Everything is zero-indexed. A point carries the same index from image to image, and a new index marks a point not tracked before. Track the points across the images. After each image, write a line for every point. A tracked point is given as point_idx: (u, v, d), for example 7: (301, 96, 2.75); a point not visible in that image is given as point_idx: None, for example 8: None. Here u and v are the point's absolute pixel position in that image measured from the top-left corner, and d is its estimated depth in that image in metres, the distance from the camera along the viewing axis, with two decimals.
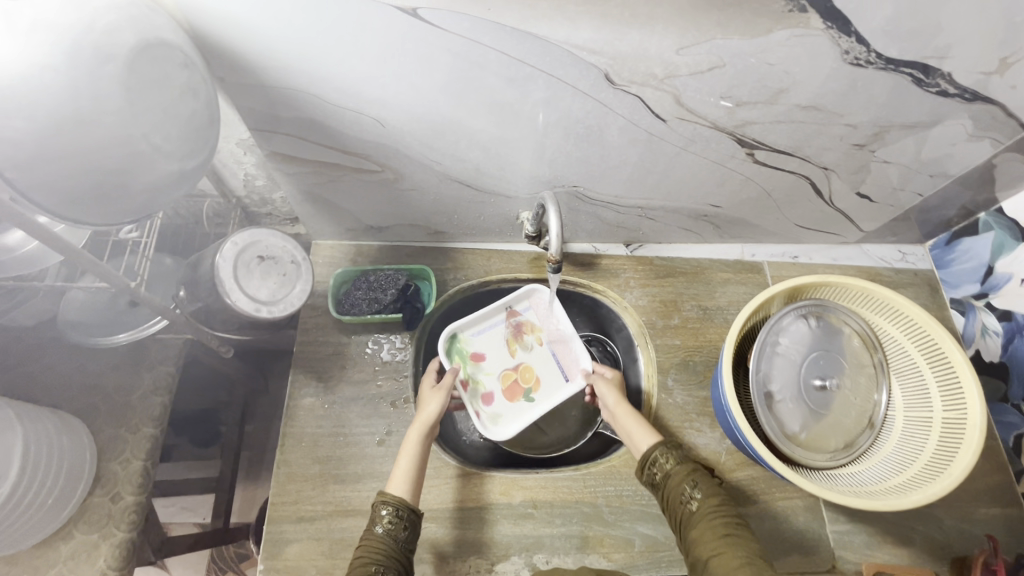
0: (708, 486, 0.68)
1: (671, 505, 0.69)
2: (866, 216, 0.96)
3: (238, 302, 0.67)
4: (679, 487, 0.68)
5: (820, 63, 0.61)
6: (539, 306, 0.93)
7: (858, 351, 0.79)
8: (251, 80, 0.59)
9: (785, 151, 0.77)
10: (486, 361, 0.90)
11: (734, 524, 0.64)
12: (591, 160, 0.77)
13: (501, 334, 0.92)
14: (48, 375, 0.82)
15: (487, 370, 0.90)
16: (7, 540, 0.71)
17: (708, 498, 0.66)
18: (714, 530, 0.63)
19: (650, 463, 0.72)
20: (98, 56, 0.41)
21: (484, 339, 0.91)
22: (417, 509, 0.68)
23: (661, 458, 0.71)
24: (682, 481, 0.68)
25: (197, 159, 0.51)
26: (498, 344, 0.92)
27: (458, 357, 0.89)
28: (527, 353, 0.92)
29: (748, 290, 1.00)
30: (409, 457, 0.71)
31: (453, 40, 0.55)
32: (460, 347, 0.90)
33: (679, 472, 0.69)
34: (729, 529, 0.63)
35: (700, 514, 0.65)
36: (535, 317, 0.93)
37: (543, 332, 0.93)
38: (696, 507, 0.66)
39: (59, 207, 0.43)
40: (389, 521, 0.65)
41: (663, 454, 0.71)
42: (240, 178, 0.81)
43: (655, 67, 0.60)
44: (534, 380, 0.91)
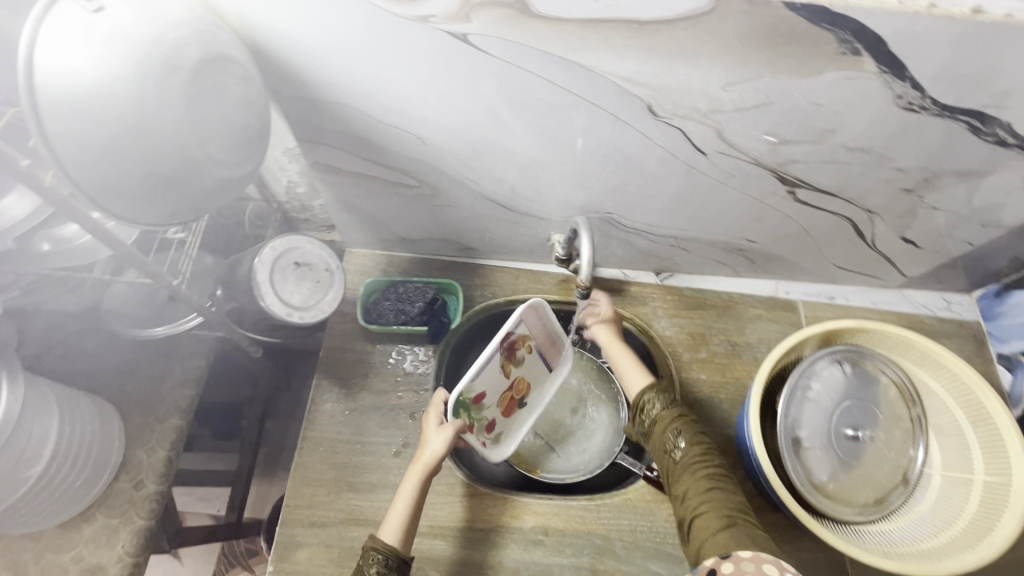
0: (693, 433, 0.71)
1: (660, 456, 0.72)
2: (910, 261, 0.93)
3: (272, 306, 0.69)
4: (665, 436, 0.72)
5: (870, 106, 0.60)
6: (532, 316, 0.82)
7: (895, 403, 0.76)
8: (303, 93, 0.61)
9: (828, 191, 0.75)
10: (487, 397, 0.80)
11: (718, 476, 0.66)
12: (627, 188, 0.76)
13: (496, 365, 0.79)
14: (87, 360, 0.85)
15: (488, 406, 0.82)
16: (35, 517, 0.73)
17: (691, 448, 0.70)
18: (696, 480, 0.66)
19: (640, 409, 0.77)
20: (166, 69, 0.43)
21: (480, 380, 0.78)
22: (406, 558, 0.67)
23: (649, 405, 0.76)
24: (666, 429, 0.72)
25: (244, 168, 0.54)
26: (497, 374, 0.80)
27: (462, 411, 0.77)
28: (520, 368, 0.84)
29: (780, 328, 0.97)
30: (406, 500, 0.70)
31: (500, 67, 0.56)
32: (461, 399, 0.77)
33: (666, 418, 0.74)
34: (711, 480, 0.65)
35: (685, 462, 0.68)
36: (526, 329, 0.81)
37: (533, 339, 0.84)
38: (682, 456, 0.69)
39: (116, 207, 0.45)
40: (377, 571, 0.65)
41: (651, 399, 0.76)
42: (284, 185, 0.83)
43: (699, 101, 0.59)
44: (526, 388, 0.87)
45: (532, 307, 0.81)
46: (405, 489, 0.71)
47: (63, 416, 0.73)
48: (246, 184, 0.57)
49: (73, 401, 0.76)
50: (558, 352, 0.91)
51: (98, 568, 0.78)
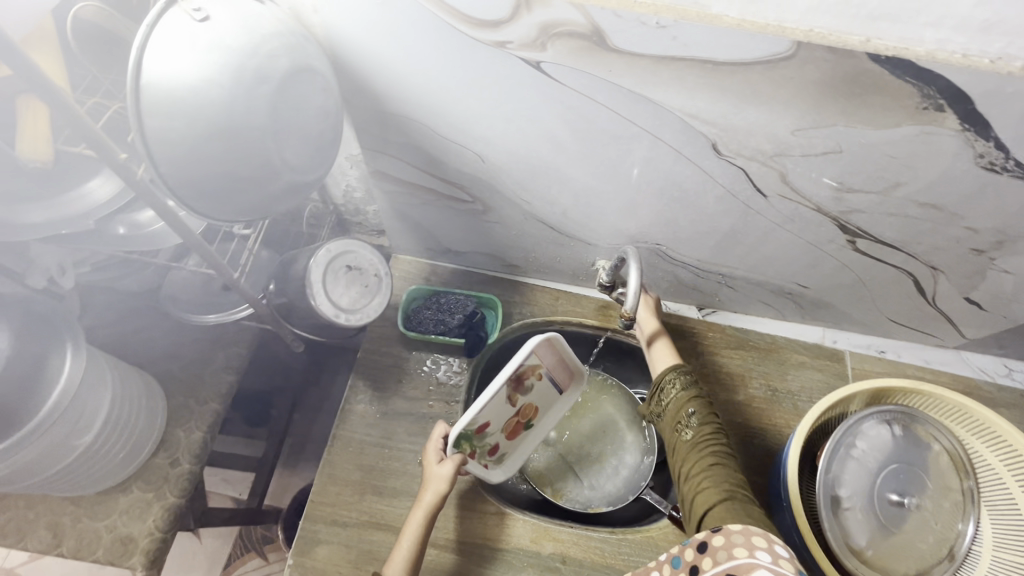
0: (705, 413, 0.72)
1: (671, 434, 0.74)
2: (971, 323, 0.88)
3: (322, 306, 0.71)
4: (680, 415, 0.73)
5: (947, 163, 0.58)
6: (541, 348, 0.78)
7: (944, 472, 0.72)
8: (374, 105, 0.63)
9: (890, 244, 0.72)
10: (491, 425, 0.78)
11: (723, 455, 0.68)
12: (679, 222, 0.76)
13: (501, 398, 0.76)
14: (142, 338, 0.90)
15: (492, 434, 0.80)
16: (78, 484, 0.77)
17: (701, 429, 0.71)
18: (703, 458, 0.67)
19: (659, 389, 0.78)
20: (256, 78, 0.46)
21: (485, 414, 0.75)
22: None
23: (668, 385, 0.77)
24: (682, 408, 0.74)
25: (314, 173, 0.56)
26: (503, 406, 0.77)
27: (466, 442, 0.76)
28: (529, 395, 0.81)
29: (825, 378, 0.93)
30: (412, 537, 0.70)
31: (569, 95, 0.57)
32: (466, 433, 0.74)
33: (681, 398, 0.75)
34: (716, 458, 0.67)
35: (694, 442, 0.70)
36: (536, 360, 0.78)
37: (543, 367, 0.81)
38: (693, 436, 0.71)
39: (194, 202, 0.48)
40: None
41: (672, 380, 0.77)
42: (342, 188, 0.86)
43: (765, 143, 0.59)
44: (533, 412, 0.86)
45: (544, 339, 0.77)
46: (410, 527, 0.71)
47: (115, 391, 0.77)
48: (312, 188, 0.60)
49: (124, 376, 0.79)
50: (570, 375, 0.88)
51: (129, 540, 0.80)
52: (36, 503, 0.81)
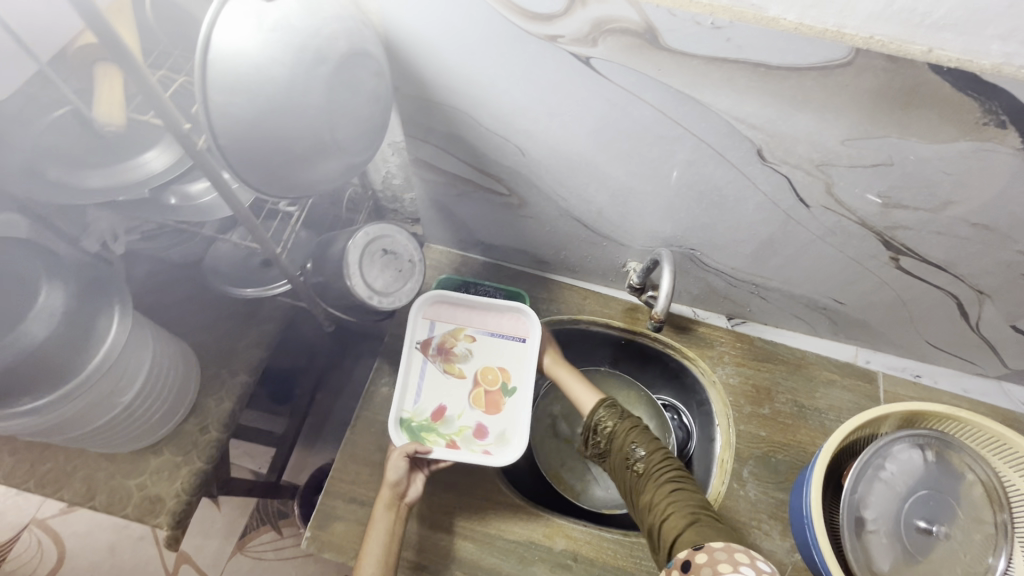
0: (649, 443, 0.75)
1: (622, 472, 0.76)
2: (1016, 353, 0.85)
3: (356, 287, 0.72)
4: (624, 450, 0.76)
5: (1004, 182, 0.56)
6: (442, 315, 0.87)
7: (977, 503, 0.70)
8: (421, 93, 0.65)
9: (936, 264, 0.70)
10: (448, 407, 0.82)
11: (680, 479, 0.71)
12: (716, 228, 0.75)
13: (433, 373, 0.84)
14: (183, 308, 0.93)
15: (457, 414, 0.82)
16: (114, 442, 0.80)
17: (650, 457, 0.74)
18: (662, 487, 0.70)
19: (594, 426, 0.80)
20: (315, 59, 0.47)
21: (427, 396, 0.82)
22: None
23: (601, 420, 0.79)
24: (624, 443, 0.76)
25: (360, 155, 0.58)
26: (440, 383, 0.84)
27: (427, 433, 0.80)
28: (470, 362, 0.86)
29: (855, 398, 0.90)
30: (378, 535, 0.73)
31: (614, 91, 0.57)
32: (416, 424, 0.80)
33: (622, 432, 0.77)
34: (676, 483, 0.70)
35: (649, 473, 0.72)
36: (450, 326, 0.87)
37: (465, 330, 0.87)
38: (644, 467, 0.73)
39: (247, 175, 0.49)
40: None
41: (604, 415, 0.79)
42: (382, 174, 0.88)
43: (813, 152, 0.58)
44: (498, 376, 0.85)
45: (436, 306, 0.88)
46: (375, 524, 0.74)
47: (155, 356, 0.80)
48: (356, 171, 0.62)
49: (164, 342, 0.83)
50: (516, 322, 0.88)
51: (157, 500, 0.84)
52: (74, 457, 0.85)
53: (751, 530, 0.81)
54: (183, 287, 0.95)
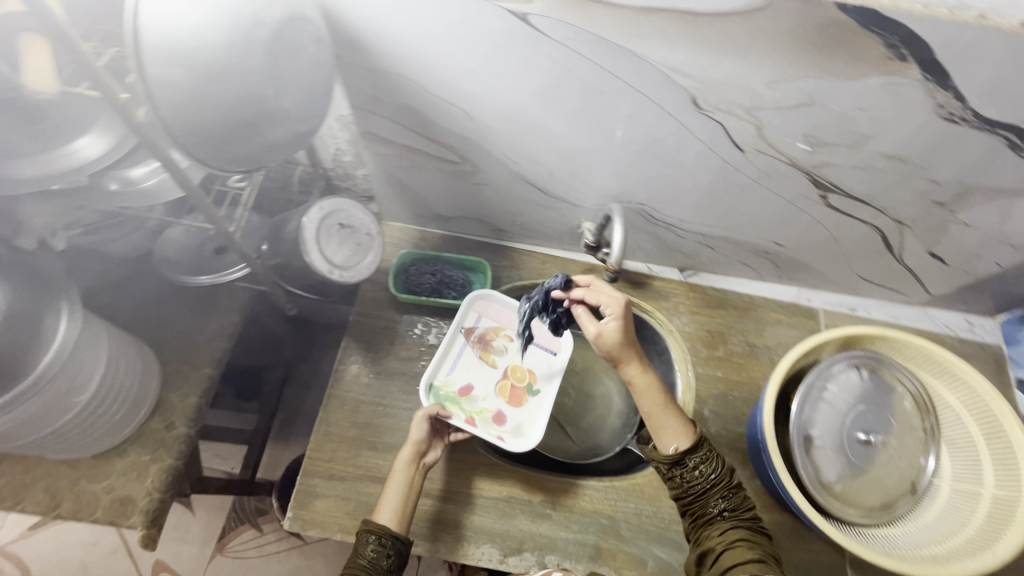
0: (739, 496, 0.72)
1: (698, 512, 0.71)
2: (935, 279, 0.94)
3: (316, 262, 0.72)
4: (711, 497, 0.71)
5: (911, 114, 0.61)
6: (489, 311, 0.92)
7: (908, 412, 0.77)
8: (365, 62, 0.65)
9: (861, 199, 0.76)
10: (476, 389, 0.87)
11: (758, 534, 0.69)
12: (663, 180, 0.79)
13: (471, 356, 0.89)
14: (136, 305, 0.91)
15: (482, 396, 0.87)
16: (75, 445, 0.78)
17: (737, 510, 0.70)
18: (739, 536, 0.67)
19: (679, 464, 0.71)
20: (253, 23, 0.47)
21: (460, 373, 0.87)
22: (403, 538, 0.71)
23: (695, 465, 0.71)
24: (717, 487, 0.71)
25: (306, 122, 0.59)
26: (475, 367, 0.88)
27: (451, 403, 0.84)
28: (506, 357, 0.90)
29: (800, 334, 0.97)
30: (397, 487, 0.74)
31: (555, 48, 0.59)
32: (444, 393, 0.85)
33: (716, 476, 0.71)
34: (753, 537, 0.68)
35: (730, 523, 0.69)
36: (492, 322, 0.91)
37: (506, 329, 0.92)
38: (727, 516, 0.70)
39: (190, 144, 0.49)
40: (373, 550, 0.69)
41: (703, 457, 0.71)
42: (331, 152, 0.87)
43: (743, 97, 0.62)
44: (527, 375, 0.90)
45: (486, 302, 0.93)
46: (396, 477, 0.75)
47: (111, 353, 0.78)
48: (304, 141, 0.62)
49: (119, 338, 0.80)
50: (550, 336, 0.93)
51: (128, 500, 0.81)
52: (33, 467, 0.82)
53: None
54: (132, 284, 0.92)
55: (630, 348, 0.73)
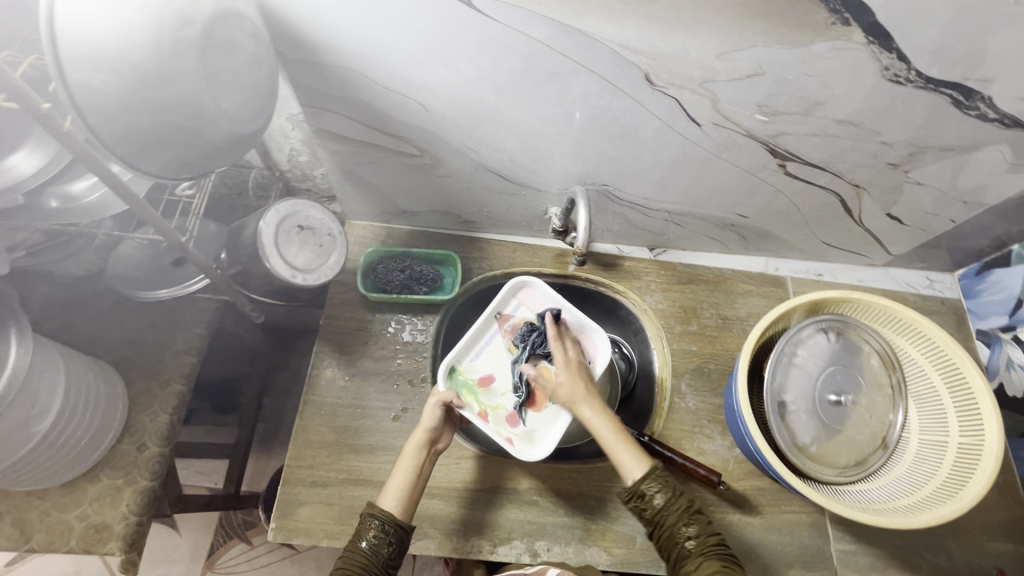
0: (702, 522, 0.70)
1: (668, 545, 0.70)
2: (895, 239, 0.96)
3: (277, 266, 0.71)
4: (675, 527, 0.70)
5: (858, 77, 0.62)
6: (528, 303, 0.89)
7: (876, 370, 0.79)
8: (309, 57, 0.62)
9: (817, 165, 0.77)
10: (496, 383, 0.85)
11: (730, 561, 0.67)
12: (624, 160, 0.79)
13: (500, 346, 0.87)
14: (95, 325, 0.87)
15: (501, 391, 0.84)
16: (43, 474, 0.75)
17: (703, 536, 0.69)
18: (712, 565, 0.66)
19: (639, 496, 0.71)
20: (181, 21, 0.45)
21: (485, 360, 0.86)
22: (405, 525, 0.71)
23: (653, 494, 0.70)
24: (678, 518, 0.70)
25: (253, 124, 0.57)
26: (502, 358, 0.86)
27: (467, 391, 0.84)
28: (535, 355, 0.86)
29: (770, 303, 0.99)
30: (404, 473, 0.73)
31: (502, 31, 0.58)
32: (464, 379, 0.85)
33: (675, 506, 0.70)
34: (726, 564, 0.66)
35: (699, 552, 0.68)
36: (529, 313, 0.89)
37: None
38: (694, 545, 0.68)
39: (122, 151, 0.47)
40: (375, 536, 0.69)
41: (656, 488, 0.70)
42: (286, 153, 0.85)
43: (695, 70, 0.62)
44: None
45: (529, 291, 0.91)
46: (403, 463, 0.74)
47: (70, 377, 0.75)
48: (252, 142, 0.60)
49: (78, 361, 0.77)
50: (586, 341, 0.86)
51: (103, 526, 0.79)
52: None
53: (695, 435, 0.88)
54: (89, 303, 0.88)
55: (580, 390, 0.77)
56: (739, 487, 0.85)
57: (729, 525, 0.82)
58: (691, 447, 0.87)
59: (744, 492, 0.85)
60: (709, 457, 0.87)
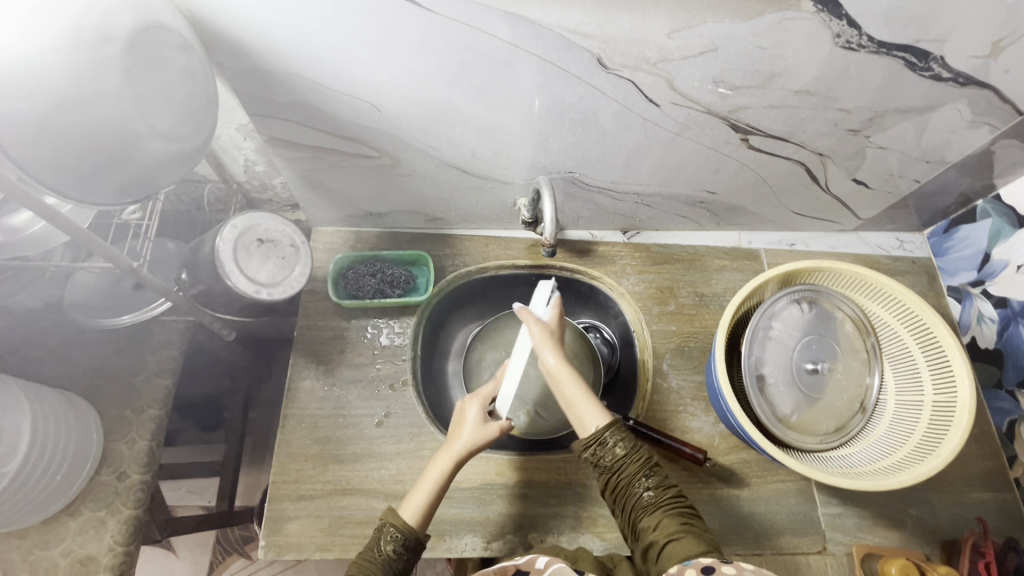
0: (659, 475, 0.70)
1: (625, 496, 0.70)
2: (863, 203, 0.97)
3: (239, 284, 0.70)
4: (634, 479, 0.69)
5: (810, 46, 0.61)
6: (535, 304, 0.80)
7: (851, 335, 0.80)
8: (249, 65, 0.60)
9: (779, 137, 0.77)
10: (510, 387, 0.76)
11: (688, 514, 0.67)
12: (587, 146, 0.78)
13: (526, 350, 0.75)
14: (61, 355, 0.85)
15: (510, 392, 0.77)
16: (17, 514, 0.72)
17: (661, 489, 0.69)
18: (671, 518, 0.66)
19: (600, 444, 0.70)
20: (99, 40, 0.44)
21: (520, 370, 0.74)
22: (422, 540, 0.68)
23: (612, 446, 0.70)
24: (636, 470, 0.69)
25: (194, 140, 0.57)
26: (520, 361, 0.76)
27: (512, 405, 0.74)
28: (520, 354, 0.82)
29: (745, 276, 0.99)
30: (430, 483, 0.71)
31: (446, 25, 0.56)
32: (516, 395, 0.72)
33: (633, 457, 0.70)
34: (685, 518, 0.66)
35: (657, 504, 0.67)
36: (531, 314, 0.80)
37: None
38: (653, 497, 0.68)
39: (45, 174, 0.46)
40: (393, 548, 0.67)
41: (615, 438, 0.70)
42: (241, 164, 0.85)
43: (649, 51, 0.61)
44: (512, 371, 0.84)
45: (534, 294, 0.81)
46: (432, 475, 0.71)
47: (35, 411, 0.73)
48: (198, 158, 0.59)
49: (44, 395, 0.75)
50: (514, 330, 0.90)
51: (90, 560, 0.76)
52: None
53: (680, 414, 0.89)
54: (52, 335, 0.86)
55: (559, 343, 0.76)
56: (725, 461, 0.86)
57: (719, 499, 0.83)
58: (677, 427, 0.88)
59: (731, 465, 0.86)
60: (694, 435, 0.87)
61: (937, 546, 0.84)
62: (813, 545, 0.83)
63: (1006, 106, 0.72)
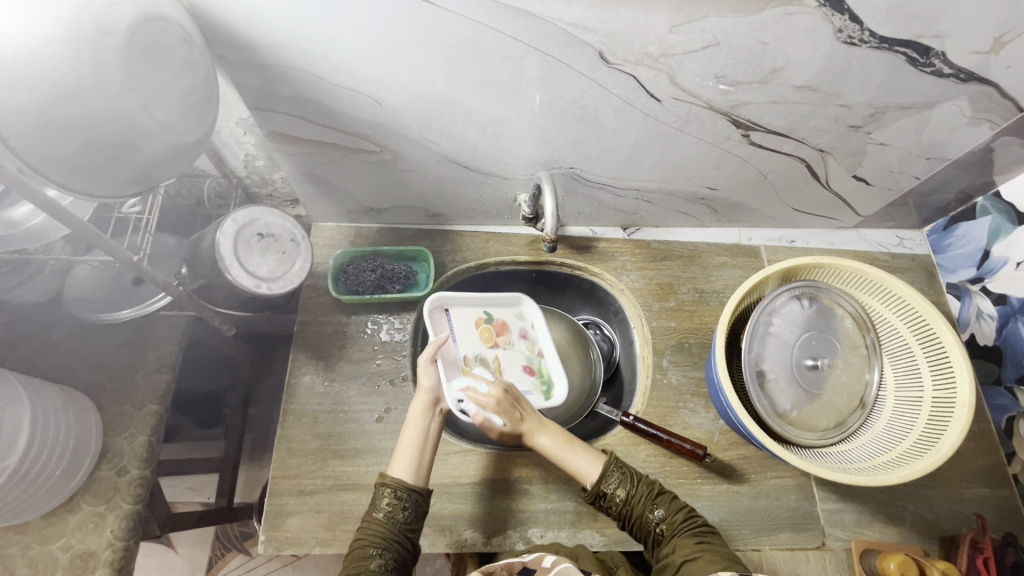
0: (667, 502, 0.74)
1: (641, 531, 0.73)
2: (862, 200, 0.97)
3: (239, 278, 0.70)
4: (643, 516, 0.72)
5: (812, 42, 0.62)
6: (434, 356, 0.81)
7: (850, 332, 0.80)
8: (250, 58, 0.60)
9: (781, 133, 0.77)
10: (525, 375, 0.90)
11: (703, 533, 0.70)
12: (588, 142, 0.78)
13: None
14: (59, 350, 0.85)
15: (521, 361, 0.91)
16: (16, 508, 0.72)
17: (671, 517, 0.72)
18: (687, 541, 0.69)
19: (603, 496, 0.74)
20: (99, 31, 0.44)
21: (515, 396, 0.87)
22: (418, 490, 0.71)
23: (614, 490, 0.73)
24: (644, 506, 0.73)
25: (196, 133, 0.57)
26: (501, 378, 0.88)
27: (547, 382, 0.90)
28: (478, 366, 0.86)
29: (745, 273, 0.99)
30: (410, 441, 0.73)
31: (449, 18, 0.56)
32: (545, 379, 0.90)
33: (638, 495, 0.73)
34: (699, 537, 0.69)
35: (671, 532, 0.71)
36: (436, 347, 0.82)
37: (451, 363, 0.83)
38: (665, 528, 0.71)
39: (42, 165, 0.46)
40: (389, 503, 0.69)
41: (616, 484, 0.73)
42: (241, 159, 0.84)
43: (651, 45, 0.60)
44: (490, 341, 0.89)
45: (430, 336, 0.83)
46: (410, 428, 0.74)
47: (34, 405, 0.72)
48: (199, 152, 0.59)
49: (43, 389, 0.75)
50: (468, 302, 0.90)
51: (89, 556, 0.76)
52: None
53: (680, 410, 0.89)
54: (51, 330, 0.85)
55: (519, 421, 0.76)
56: (725, 457, 0.86)
57: (719, 495, 0.84)
58: (676, 423, 0.88)
59: (731, 462, 0.86)
60: (694, 431, 0.87)
61: (935, 542, 0.85)
62: (812, 541, 0.83)
63: (1006, 103, 0.72)
